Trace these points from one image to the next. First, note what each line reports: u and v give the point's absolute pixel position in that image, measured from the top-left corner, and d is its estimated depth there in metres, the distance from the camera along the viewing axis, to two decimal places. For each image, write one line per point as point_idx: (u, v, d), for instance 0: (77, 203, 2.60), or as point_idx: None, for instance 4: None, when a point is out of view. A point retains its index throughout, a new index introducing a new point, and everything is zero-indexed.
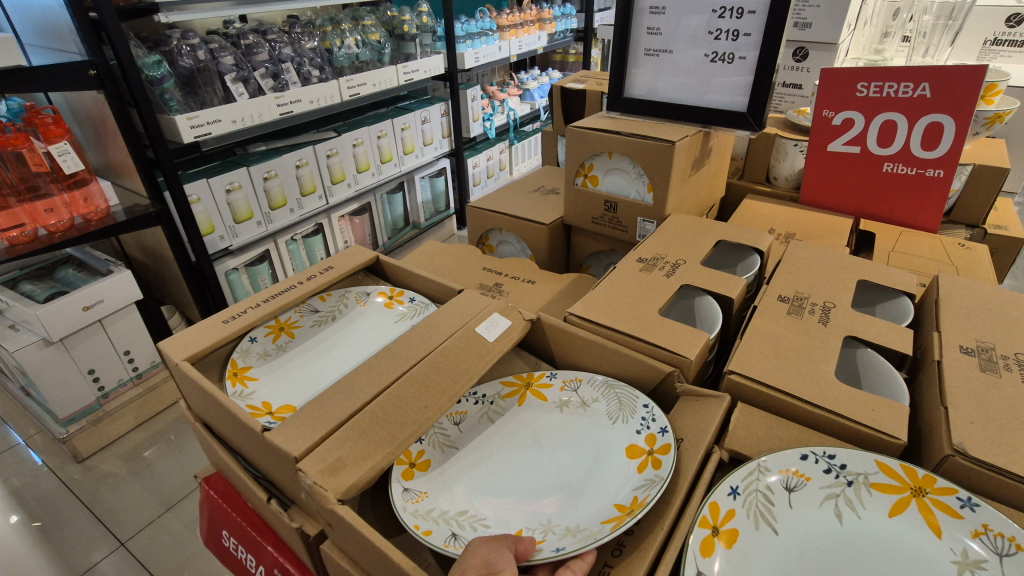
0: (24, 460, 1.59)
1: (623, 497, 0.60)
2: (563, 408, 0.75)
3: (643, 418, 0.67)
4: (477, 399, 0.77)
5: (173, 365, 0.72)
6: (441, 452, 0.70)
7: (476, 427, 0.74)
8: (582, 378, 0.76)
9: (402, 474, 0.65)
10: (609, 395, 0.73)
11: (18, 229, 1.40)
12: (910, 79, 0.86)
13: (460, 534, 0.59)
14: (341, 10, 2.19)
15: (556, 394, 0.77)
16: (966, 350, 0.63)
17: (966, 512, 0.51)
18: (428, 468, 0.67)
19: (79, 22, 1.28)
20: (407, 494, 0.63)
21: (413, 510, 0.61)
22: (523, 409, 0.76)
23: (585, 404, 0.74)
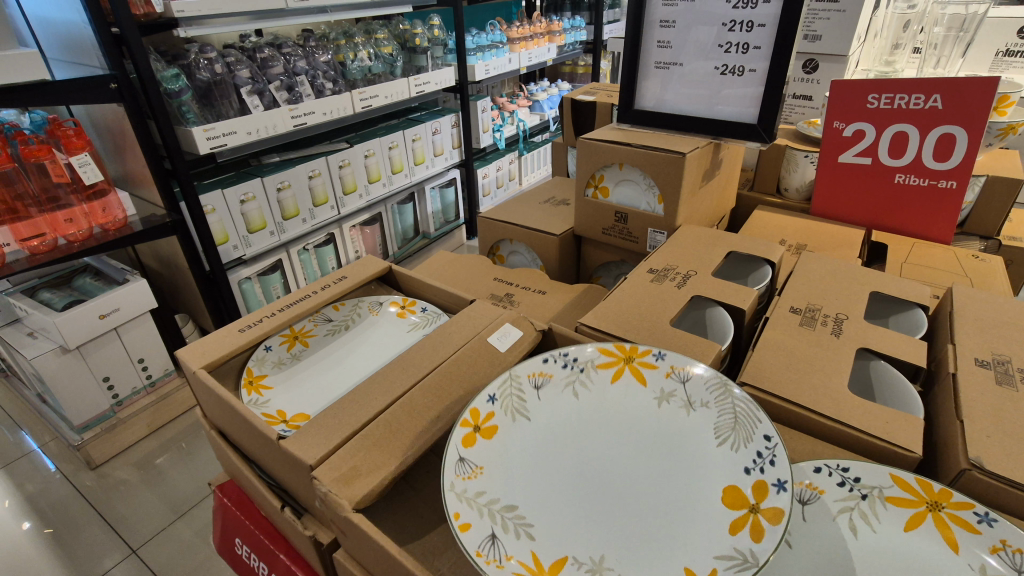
0: (39, 467, 1.61)
1: (700, 564, 0.49)
2: (662, 402, 0.64)
3: (761, 450, 0.54)
4: (568, 364, 0.68)
5: (190, 372, 0.73)
6: (507, 419, 0.62)
7: (556, 401, 0.65)
8: (695, 370, 0.64)
9: (462, 439, 0.57)
10: (725, 409, 0.60)
11: (39, 238, 1.43)
12: (920, 91, 0.86)
13: (500, 539, 0.51)
14: (354, 24, 2.22)
15: (658, 381, 0.65)
16: (981, 363, 0.62)
17: (983, 527, 0.50)
18: (492, 438, 0.60)
19: (102, 36, 1.31)
20: (460, 468, 0.55)
21: (459, 494, 0.52)
22: (611, 387, 0.66)
23: (692, 403, 0.62)
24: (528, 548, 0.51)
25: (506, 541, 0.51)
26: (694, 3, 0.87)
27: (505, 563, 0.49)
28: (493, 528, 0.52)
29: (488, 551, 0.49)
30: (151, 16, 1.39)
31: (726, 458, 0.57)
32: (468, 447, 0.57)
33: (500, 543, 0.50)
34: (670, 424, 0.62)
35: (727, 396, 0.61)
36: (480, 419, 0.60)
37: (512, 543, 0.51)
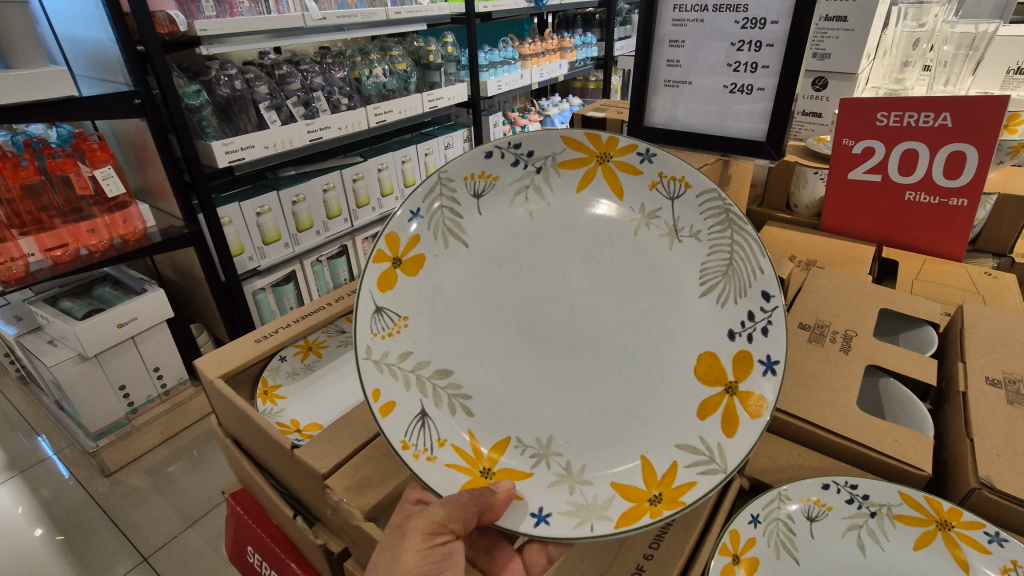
0: (54, 473, 1.64)
1: (657, 457, 0.55)
2: (640, 226, 0.66)
3: (757, 310, 0.58)
4: (519, 159, 0.66)
5: (207, 382, 0.75)
6: (434, 244, 0.66)
7: (505, 209, 0.68)
8: (690, 186, 0.62)
9: (378, 281, 0.62)
10: (720, 248, 0.61)
11: (62, 248, 1.47)
12: (930, 108, 0.85)
13: (428, 416, 0.58)
14: (369, 41, 2.27)
15: (640, 192, 0.65)
16: (992, 382, 0.62)
17: (994, 547, 0.51)
18: (413, 273, 0.64)
19: (127, 55, 1.36)
20: (377, 326, 0.61)
21: (379, 367, 0.58)
22: (572, 197, 0.68)
23: (678, 229, 0.64)
24: (462, 429, 0.59)
25: (437, 418, 0.59)
26: (702, 23, 0.88)
27: (436, 452, 0.56)
28: (421, 407, 0.58)
29: (415, 439, 0.56)
30: (175, 35, 1.43)
31: (710, 312, 0.62)
32: (387, 290, 0.62)
33: (430, 427, 0.57)
34: (642, 247, 0.66)
35: (727, 232, 0.61)
36: (400, 250, 0.64)
37: (446, 422, 0.59)
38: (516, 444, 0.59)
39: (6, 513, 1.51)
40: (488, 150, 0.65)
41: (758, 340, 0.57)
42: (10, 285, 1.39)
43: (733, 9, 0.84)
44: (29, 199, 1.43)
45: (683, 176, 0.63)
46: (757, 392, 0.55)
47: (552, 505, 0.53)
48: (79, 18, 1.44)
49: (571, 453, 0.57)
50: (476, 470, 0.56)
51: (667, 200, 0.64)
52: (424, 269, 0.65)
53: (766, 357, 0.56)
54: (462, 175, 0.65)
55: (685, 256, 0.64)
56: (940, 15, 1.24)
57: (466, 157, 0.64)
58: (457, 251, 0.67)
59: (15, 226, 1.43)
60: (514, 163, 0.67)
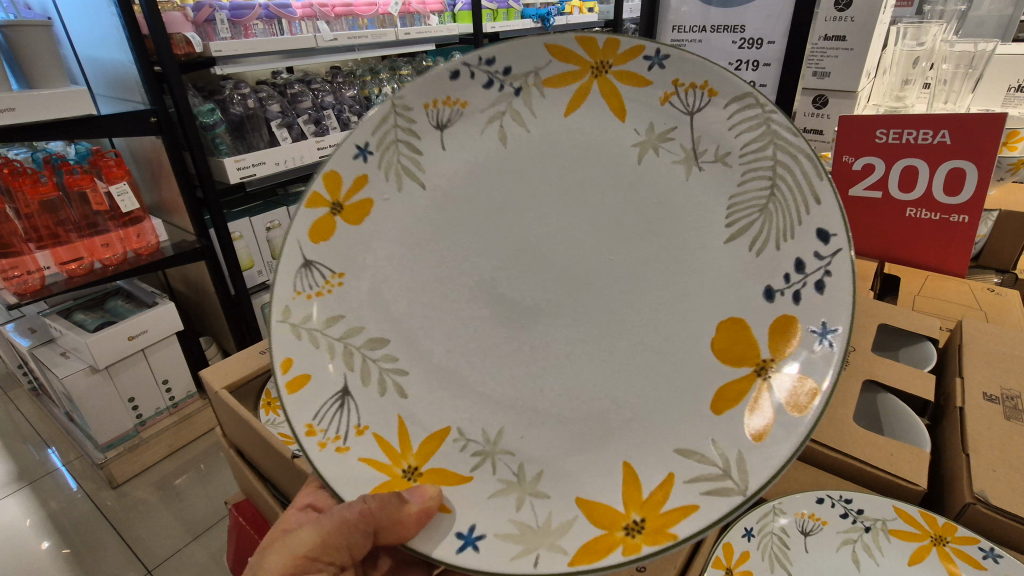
0: (62, 485, 1.66)
1: (644, 467, 0.51)
2: (646, 151, 0.59)
3: (811, 257, 0.51)
4: (492, 78, 0.60)
5: (213, 392, 0.78)
6: (386, 188, 0.63)
7: (474, 140, 0.63)
8: (716, 94, 0.53)
9: (311, 233, 0.60)
10: (760, 172, 0.53)
11: (77, 261, 1.50)
12: (928, 126, 0.85)
13: (349, 403, 0.57)
14: (380, 61, 2.34)
15: (649, 108, 0.58)
16: (990, 398, 0.62)
17: (989, 563, 0.50)
18: (353, 222, 0.62)
19: (145, 75, 1.41)
20: (303, 284, 0.60)
21: (294, 329, 0.58)
22: (560, 121, 0.62)
23: (701, 153, 0.56)
24: (391, 415, 0.58)
25: (362, 398, 0.58)
26: (702, 43, 0.90)
27: (350, 442, 0.55)
28: (342, 385, 0.58)
29: (325, 426, 0.55)
30: (191, 56, 1.48)
31: (740, 259, 0.55)
32: (320, 241, 0.61)
33: (349, 410, 0.57)
34: (649, 180, 0.60)
35: (769, 150, 0.52)
36: (342, 195, 0.61)
37: (373, 406, 0.58)
38: (457, 437, 0.57)
39: (14, 525, 1.53)
40: (454, 70, 0.60)
41: (807, 301, 0.50)
42: (25, 297, 1.43)
43: (731, 30, 0.86)
44: (47, 214, 1.46)
45: (704, 82, 0.54)
46: (806, 377, 0.48)
47: (485, 526, 0.50)
48: (101, 40, 1.50)
49: (525, 454, 0.55)
50: (399, 465, 0.55)
51: (682, 115, 0.56)
52: (368, 217, 0.62)
53: (818, 325, 0.49)
54: (423, 103, 0.61)
55: (714, 179, 0.56)
56: (939, 35, 1.26)
57: (425, 82, 0.60)
58: (412, 192, 0.63)
59: (33, 239, 1.46)
60: (486, 83, 0.61)
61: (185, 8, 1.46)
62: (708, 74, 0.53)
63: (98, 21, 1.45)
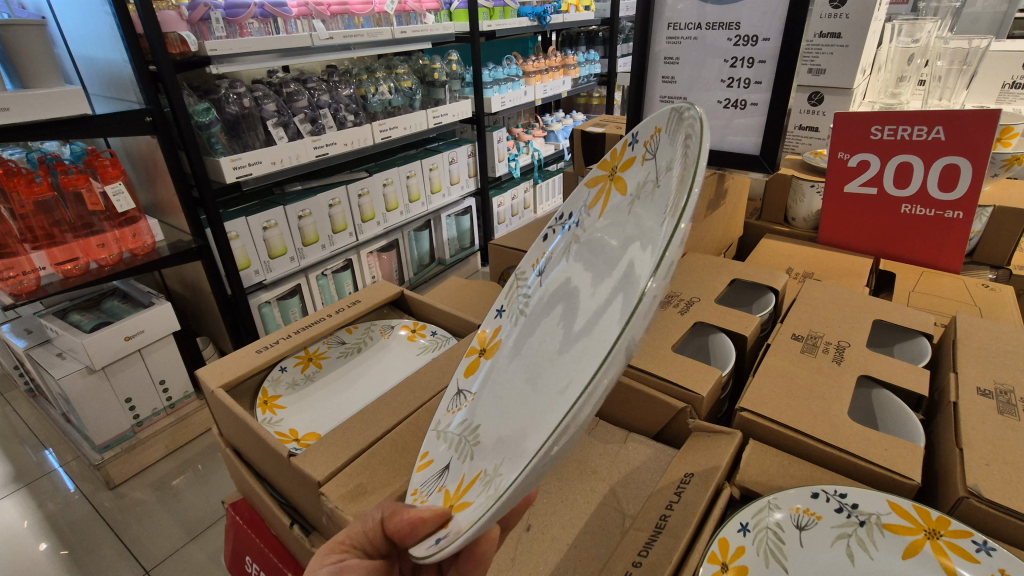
0: (60, 487, 1.65)
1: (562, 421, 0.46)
2: (633, 203, 0.61)
3: (683, 195, 0.45)
4: (564, 224, 0.75)
5: (209, 391, 0.77)
6: (507, 327, 0.74)
7: (555, 265, 0.72)
8: (660, 129, 0.57)
9: (464, 370, 0.74)
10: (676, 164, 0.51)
11: (72, 262, 1.49)
12: (923, 123, 0.86)
13: (445, 472, 0.60)
14: (376, 60, 2.34)
15: (637, 172, 0.62)
16: (983, 392, 0.62)
17: (982, 556, 0.51)
18: (490, 355, 0.73)
19: (140, 74, 1.40)
20: (452, 404, 0.69)
21: (435, 433, 0.67)
22: (595, 221, 0.68)
23: (657, 180, 0.56)
24: (460, 472, 0.57)
25: (455, 467, 0.59)
26: (698, 40, 0.90)
27: (431, 497, 0.58)
28: (447, 463, 0.61)
29: (425, 489, 0.60)
30: (185, 55, 1.47)
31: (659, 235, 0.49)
32: (469, 375, 0.72)
33: (444, 476, 0.59)
34: (634, 220, 0.59)
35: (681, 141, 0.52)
36: (487, 342, 0.76)
37: (458, 468, 0.59)
38: (485, 476, 0.53)
39: (11, 527, 1.52)
40: (545, 235, 0.79)
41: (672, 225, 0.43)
42: (21, 298, 1.42)
43: (726, 27, 0.86)
44: (41, 214, 1.45)
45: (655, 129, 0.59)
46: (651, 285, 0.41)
47: (458, 524, 0.47)
48: (95, 39, 1.49)
49: (508, 472, 0.49)
50: (445, 504, 0.54)
51: (652, 162, 0.59)
52: (498, 348, 0.72)
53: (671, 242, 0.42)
54: (530, 263, 0.79)
55: (661, 193, 0.54)
56: (934, 31, 1.26)
57: (531, 252, 0.80)
58: (518, 320, 0.73)
59: (28, 240, 1.45)
60: (562, 230, 0.75)
61: (180, 6, 1.46)
62: (653, 123, 0.59)
63: (91, 19, 1.44)
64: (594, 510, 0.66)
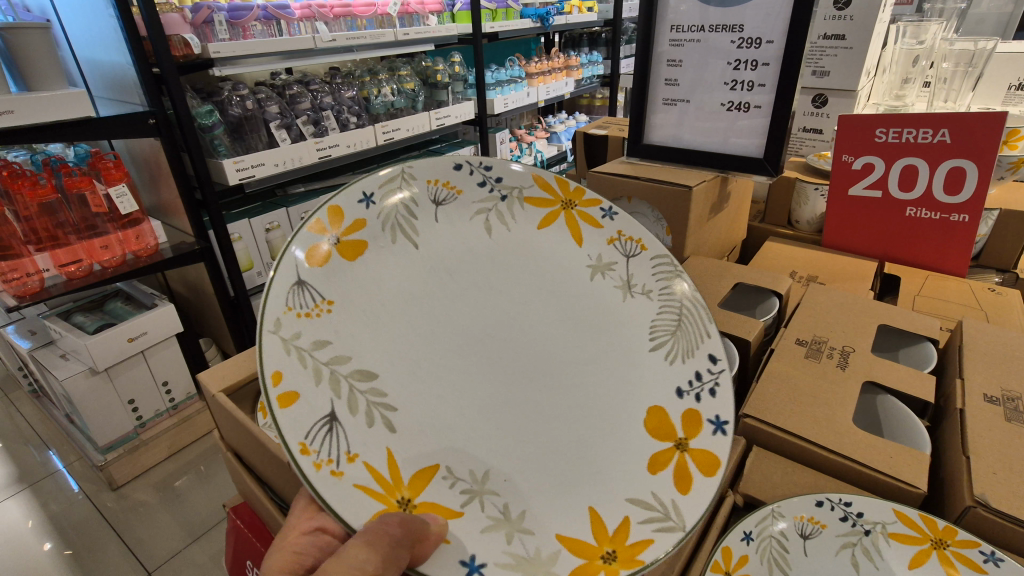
0: (63, 487, 1.65)
1: (608, 509, 0.54)
2: (597, 273, 0.71)
3: (705, 371, 0.64)
4: (487, 180, 0.70)
5: (210, 395, 0.78)
6: (381, 238, 0.63)
7: (464, 224, 0.68)
8: (646, 249, 0.71)
9: (306, 254, 0.57)
10: (670, 308, 0.69)
11: (76, 264, 1.50)
12: (928, 125, 0.85)
13: (337, 427, 0.51)
14: (379, 62, 2.34)
15: (599, 243, 0.72)
16: (990, 399, 0.62)
17: (989, 567, 0.51)
18: (349, 256, 0.60)
19: (143, 77, 1.40)
20: (296, 300, 0.54)
21: (284, 344, 0.52)
22: (534, 232, 0.71)
23: (633, 284, 0.71)
24: (380, 446, 0.53)
25: (351, 426, 0.52)
26: (701, 42, 0.89)
27: (344, 468, 0.49)
28: (330, 410, 0.52)
29: (316, 446, 0.48)
30: (189, 58, 1.47)
31: (659, 366, 0.65)
32: (318, 266, 0.57)
33: (338, 434, 0.51)
34: (597, 292, 0.70)
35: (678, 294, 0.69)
36: (341, 228, 0.60)
37: (363, 435, 0.52)
38: (445, 474, 0.54)
39: (15, 527, 1.52)
40: (458, 163, 0.68)
41: (707, 400, 0.62)
42: (24, 299, 1.42)
43: (729, 29, 0.85)
44: (45, 216, 1.45)
45: (639, 238, 0.72)
46: (712, 452, 0.58)
47: (487, 554, 0.49)
48: (99, 42, 1.49)
49: (509, 495, 0.54)
50: (392, 499, 0.50)
51: (622, 257, 0.72)
52: (362, 255, 0.61)
53: (715, 416, 0.60)
54: (427, 177, 0.67)
55: (639, 309, 0.69)
56: (939, 33, 1.26)
57: (435, 160, 0.67)
58: (405, 249, 0.64)
59: (32, 242, 1.46)
60: (481, 183, 0.70)
61: (184, 9, 1.46)
62: (645, 235, 0.71)
63: (95, 22, 1.44)
64: None
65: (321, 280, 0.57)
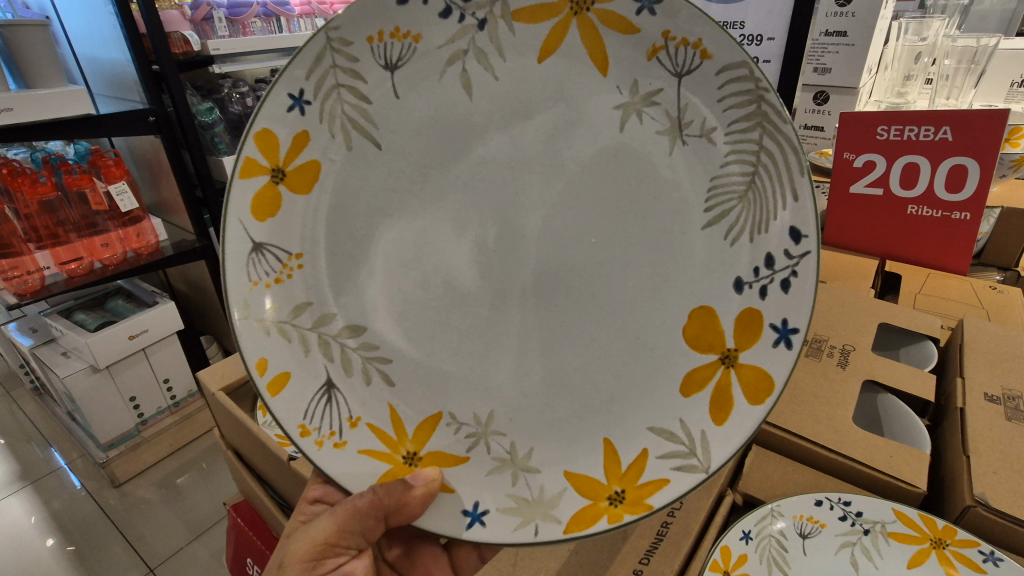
0: (65, 484, 1.66)
1: (623, 444, 0.54)
2: (631, 115, 0.53)
3: (781, 254, 0.49)
4: (450, 6, 0.50)
5: (210, 394, 0.78)
6: (333, 145, 0.54)
7: (434, 89, 0.54)
8: (710, 60, 0.47)
9: (252, 207, 0.51)
10: (742, 154, 0.49)
11: (77, 262, 1.50)
12: (930, 122, 0.84)
13: (335, 395, 0.55)
14: None
15: (632, 67, 0.51)
16: (991, 398, 0.61)
17: (988, 567, 0.51)
18: (302, 189, 0.53)
19: (142, 74, 1.39)
20: (258, 271, 0.52)
21: (262, 327, 0.52)
22: (534, 69, 0.53)
23: (684, 122, 0.51)
24: (382, 404, 0.56)
25: (348, 389, 0.56)
26: None
27: (346, 436, 0.54)
28: (326, 378, 0.55)
29: (315, 422, 0.53)
30: (188, 55, 1.46)
31: (714, 245, 0.53)
32: (268, 217, 0.52)
33: (337, 403, 0.54)
34: (630, 146, 0.55)
35: (757, 132, 0.48)
36: (280, 158, 0.51)
37: (362, 395, 0.56)
38: (449, 421, 0.57)
39: (17, 524, 1.53)
40: None
41: (773, 296, 0.50)
42: (26, 297, 1.42)
43: (730, 26, 0.85)
44: (46, 214, 1.44)
45: (698, 42, 0.47)
46: (763, 369, 0.50)
47: (489, 501, 0.52)
48: (98, 40, 1.49)
49: (515, 434, 0.56)
50: (396, 453, 0.55)
51: (672, 77, 0.49)
52: (318, 182, 0.54)
53: (779, 322, 0.50)
54: (367, 34, 0.50)
55: (694, 162, 0.53)
56: (941, 29, 1.25)
57: (368, 4, 0.48)
58: (366, 152, 0.55)
59: (33, 239, 1.45)
60: (443, 13, 0.50)
61: (182, 6, 1.45)
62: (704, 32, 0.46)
63: (95, 20, 1.44)
64: None
65: (278, 234, 0.53)
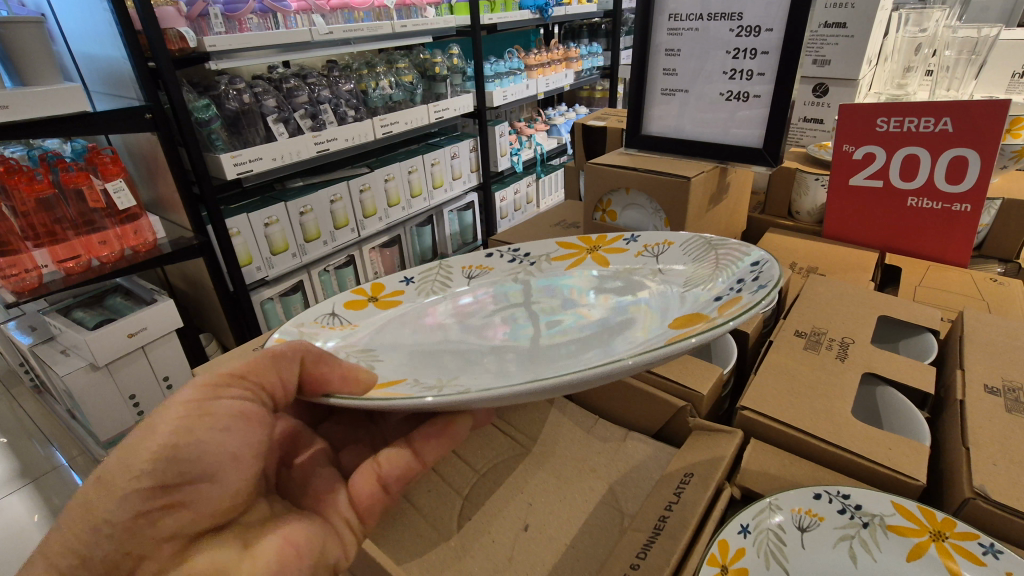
0: (65, 482, 1.66)
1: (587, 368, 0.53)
2: (622, 276, 0.78)
3: (746, 270, 0.65)
4: (515, 257, 0.86)
5: None
6: (414, 296, 0.80)
7: (496, 278, 0.83)
8: (672, 243, 0.79)
9: (346, 304, 0.77)
10: (705, 263, 0.72)
11: (74, 260, 1.49)
12: (931, 114, 0.84)
13: None
14: (377, 55, 2.32)
15: (627, 259, 0.81)
16: (991, 390, 0.61)
17: (989, 559, 0.50)
18: (383, 308, 0.78)
19: (139, 71, 1.39)
20: (323, 319, 0.73)
21: (300, 334, 0.69)
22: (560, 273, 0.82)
23: (661, 272, 0.76)
24: None
25: None
26: (699, 31, 0.88)
27: None
28: None
29: None
30: (185, 51, 1.46)
31: (697, 296, 0.66)
32: (353, 310, 0.76)
33: None
34: (623, 286, 0.76)
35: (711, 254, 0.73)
36: (380, 294, 0.80)
37: None
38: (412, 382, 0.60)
39: (18, 522, 1.53)
40: (490, 252, 0.88)
41: (748, 284, 0.61)
42: (23, 295, 1.41)
43: (729, 17, 0.84)
44: (43, 212, 1.44)
45: (665, 241, 0.80)
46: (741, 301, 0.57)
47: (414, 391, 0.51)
48: (94, 36, 1.48)
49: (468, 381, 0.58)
50: None
51: (653, 259, 0.79)
52: (394, 307, 0.78)
53: (757, 284, 0.59)
54: (463, 264, 0.85)
55: (670, 284, 0.73)
56: (941, 20, 1.24)
57: (469, 255, 0.87)
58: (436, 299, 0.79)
59: (30, 237, 1.45)
60: (510, 261, 0.86)
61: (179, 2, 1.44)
62: (667, 236, 0.81)
63: (90, 16, 1.43)
64: (594, 509, 0.70)
65: (353, 316, 0.75)
